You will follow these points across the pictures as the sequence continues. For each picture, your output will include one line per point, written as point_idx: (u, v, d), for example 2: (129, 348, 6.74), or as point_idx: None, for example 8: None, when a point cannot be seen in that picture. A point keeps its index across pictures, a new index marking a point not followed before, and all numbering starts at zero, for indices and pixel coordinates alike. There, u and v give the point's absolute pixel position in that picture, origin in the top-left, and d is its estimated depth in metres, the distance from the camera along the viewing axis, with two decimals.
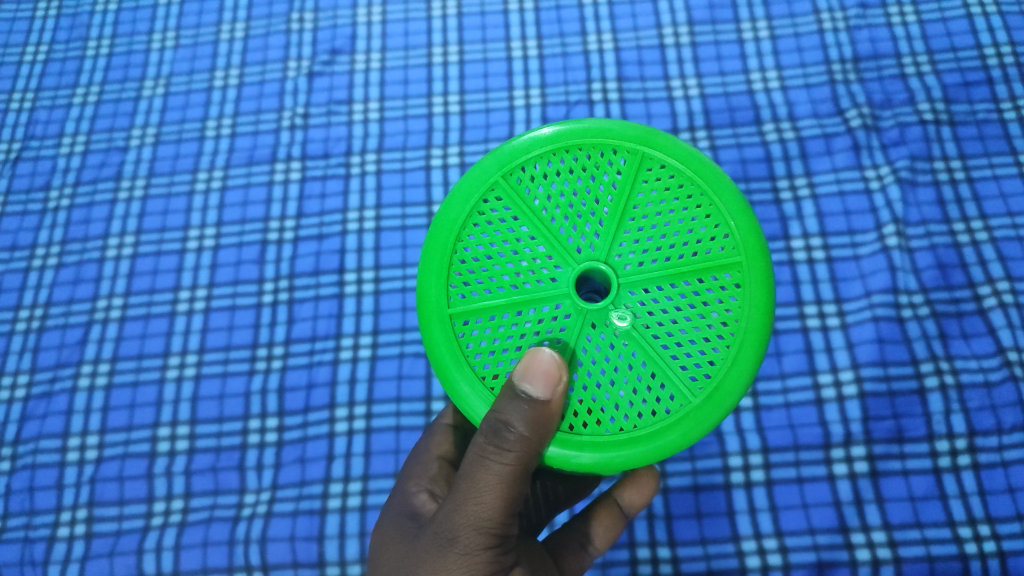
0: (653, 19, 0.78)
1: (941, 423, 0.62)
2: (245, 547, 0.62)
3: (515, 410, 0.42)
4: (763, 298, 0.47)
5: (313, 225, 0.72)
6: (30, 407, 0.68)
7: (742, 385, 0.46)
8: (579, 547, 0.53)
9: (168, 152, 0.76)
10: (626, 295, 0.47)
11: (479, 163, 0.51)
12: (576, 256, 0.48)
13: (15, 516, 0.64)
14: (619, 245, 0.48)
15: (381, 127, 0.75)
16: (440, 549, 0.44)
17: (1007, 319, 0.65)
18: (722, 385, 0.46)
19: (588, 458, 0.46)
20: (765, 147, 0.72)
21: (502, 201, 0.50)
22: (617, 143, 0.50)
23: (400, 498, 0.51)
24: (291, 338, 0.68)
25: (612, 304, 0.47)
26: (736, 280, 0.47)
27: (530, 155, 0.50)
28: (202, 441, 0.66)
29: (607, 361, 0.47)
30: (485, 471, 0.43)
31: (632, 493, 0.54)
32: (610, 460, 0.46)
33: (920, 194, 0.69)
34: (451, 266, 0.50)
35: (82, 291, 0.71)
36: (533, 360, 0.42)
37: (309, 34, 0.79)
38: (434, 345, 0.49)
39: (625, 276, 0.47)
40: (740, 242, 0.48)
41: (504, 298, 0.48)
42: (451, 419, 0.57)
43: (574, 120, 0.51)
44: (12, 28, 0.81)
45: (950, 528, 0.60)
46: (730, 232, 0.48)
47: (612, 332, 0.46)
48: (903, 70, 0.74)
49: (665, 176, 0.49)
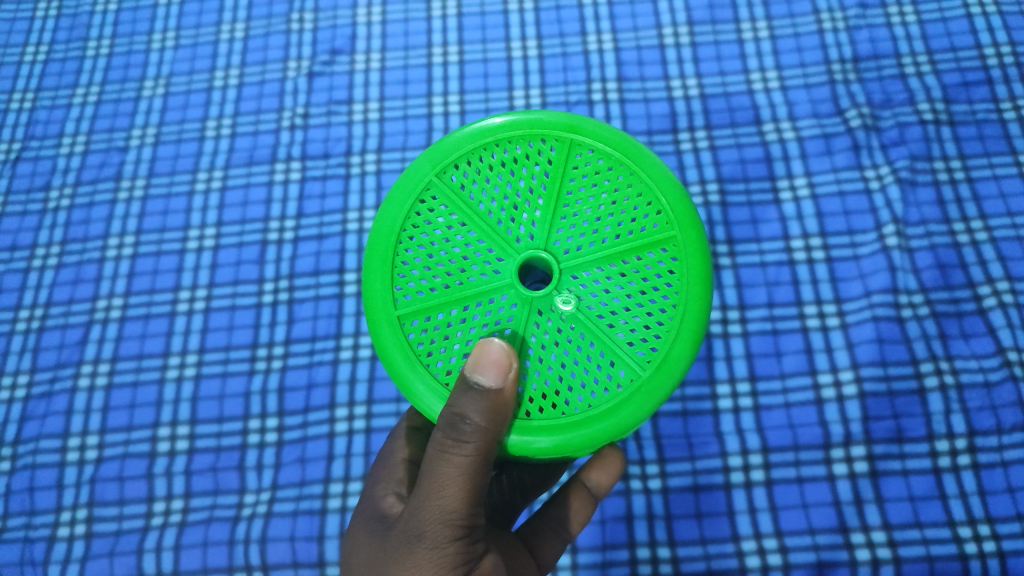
0: (653, 19, 0.78)
1: (941, 422, 0.62)
2: (245, 547, 0.62)
3: (469, 402, 0.42)
4: (701, 268, 0.48)
5: (313, 225, 0.72)
6: (30, 407, 0.68)
7: (688, 354, 0.47)
8: (554, 532, 0.53)
9: (168, 152, 0.76)
10: (569, 280, 0.47)
11: (413, 165, 0.51)
12: (517, 247, 0.48)
13: (15, 516, 0.64)
14: (558, 231, 0.48)
15: (381, 127, 0.75)
16: (408, 546, 0.43)
17: (1007, 318, 0.65)
18: (670, 356, 0.46)
19: (546, 443, 0.46)
20: (764, 147, 0.72)
21: (440, 200, 0.50)
22: (544, 131, 0.50)
23: (368, 502, 0.51)
24: (291, 338, 0.68)
25: (556, 289, 0.47)
26: (672, 253, 0.48)
27: (461, 151, 0.50)
28: (202, 441, 0.66)
29: (557, 346, 0.47)
30: (446, 464, 0.42)
31: (598, 474, 0.54)
32: (567, 443, 0.46)
33: (920, 194, 0.70)
34: (395, 268, 0.50)
35: (83, 291, 0.71)
36: (483, 351, 0.42)
37: (309, 34, 0.79)
38: (383, 347, 0.49)
39: (567, 260, 0.47)
40: (672, 216, 0.48)
41: (451, 294, 0.48)
42: (410, 422, 0.56)
43: (503, 113, 0.51)
44: (11, 28, 0.81)
45: (950, 528, 0.60)
46: (662, 207, 0.49)
47: (558, 317, 0.47)
48: (903, 70, 0.74)
49: (595, 160, 0.50)
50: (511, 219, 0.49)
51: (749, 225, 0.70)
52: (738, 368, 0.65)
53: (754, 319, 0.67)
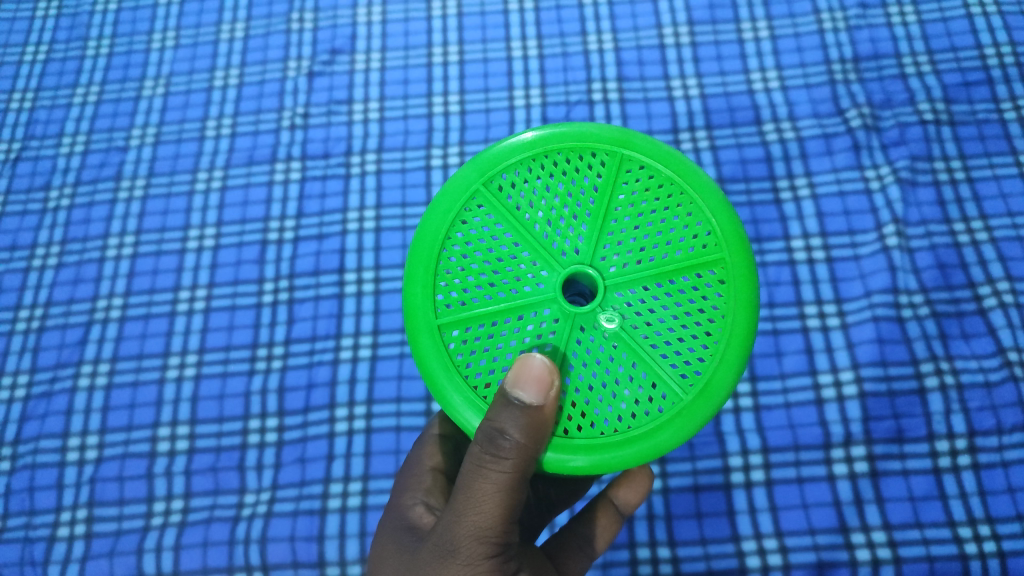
0: (653, 19, 0.78)
1: (941, 423, 0.62)
2: (245, 547, 0.62)
3: (509, 417, 0.42)
4: (747, 291, 0.47)
5: (313, 225, 0.72)
6: (30, 407, 0.68)
7: (732, 378, 0.46)
8: (580, 549, 0.53)
9: (168, 152, 0.76)
10: (613, 297, 0.47)
11: (458, 173, 0.51)
12: (562, 260, 0.48)
13: (15, 516, 0.64)
14: (604, 247, 0.48)
15: (381, 127, 0.75)
16: (440, 560, 0.43)
17: (1007, 319, 0.65)
18: (714, 379, 0.46)
19: (583, 461, 0.46)
20: (765, 148, 0.72)
21: (484, 208, 0.50)
22: (596, 146, 0.50)
23: (395, 511, 0.51)
24: (291, 338, 0.68)
25: (601, 306, 0.47)
26: (720, 276, 0.48)
27: (510, 162, 0.50)
28: (202, 441, 0.66)
29: (598, 363, 0.46)
30: (482, 480, 0.42)
31: (626, 491, 0.55)
32: (605, 462, 0.46)
33: (920, 194, 0.69)
34: (436, 276, 0.49)
35: (83, 291, 0.71)
36: (525, 366, 0.42)
37: (309, 34, 0.79)
38: (423, 356, 0.49)
39: (612, 277, 0.47)
40: (721, 237, 0.48)
41: (493, 306, 0.48)
42: (440, 430, 0.56)
43: (552, 125, 0.51)
44: (11, 28, 0.81)
45: (950, 528, 0.60)
46: (711, 228, 0.48)
47: (601, 334, 0.46)
48: (903, 70, 0.74)
49: (644, 176, 0.50)
50: (556, 232, 0.48)
51: (749, 225, 0.70)
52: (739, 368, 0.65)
53: None
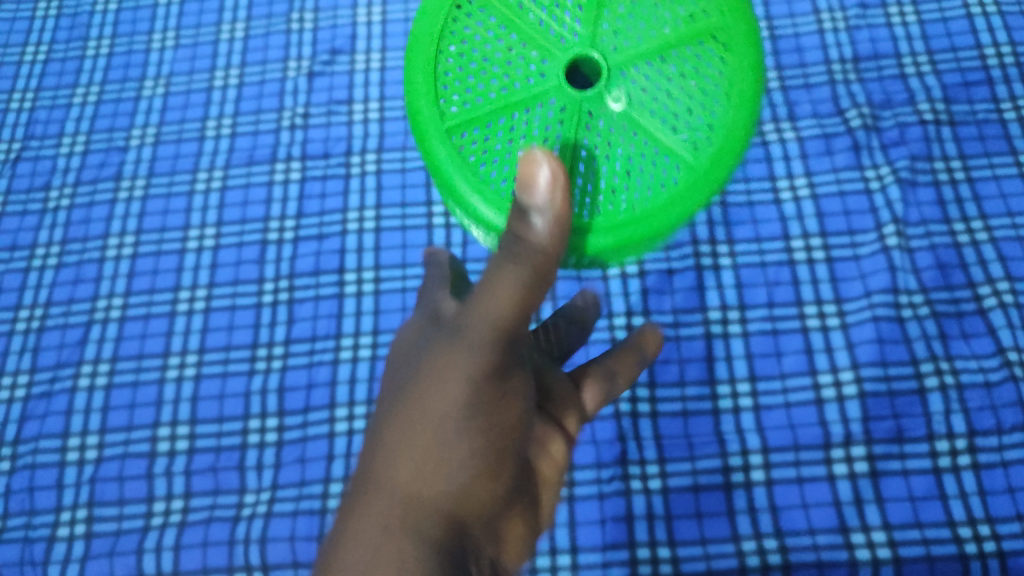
0: None
1: (941, 423, 0.62)
2: (246, 547, 0.62)
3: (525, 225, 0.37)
4: (752, 79, 0.51)
5: (313, 225, 0.72)
6: (30, 406, 0.68)
7: (707, 191, 0.51)
8: (604, 377, 0.52)
9: (169, 152, 0.76)
10: (602, 163, 0.51)
11: (418, 98, 0.52)
12: (556, 162, 0.51)
13: (16, 516, 0.64)
14: (586, 129, 0.51)
15: (380, 127, 0.75)
16: (450, 341, 0.40)
17: (1007, 319, 0.65)
18: (689, 189, 0.51)
19: (608, 240, 0.51)
20: (765, 147, 0.72)
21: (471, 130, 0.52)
22: (599, 62, 0.51)
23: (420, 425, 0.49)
24: (291, 338, 0.68)
25: (583, 159, 0.51)
26: (714, 44, 0.52)
27: (517, 80, 0.51)
28: (202, 441, 0.66)
29: (603, 211, 0.52)
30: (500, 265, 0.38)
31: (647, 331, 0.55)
32: (625, 236, 0.51)
33: (920, 194, 0.70)
34: (458, 196, 0.52)
35: (83, 290, 0.71)
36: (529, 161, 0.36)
37: (309, 34, 0.79)
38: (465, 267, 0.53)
39: (597, 134, 0.51)
40: (699, 7, 0.52)
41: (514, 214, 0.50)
42: None
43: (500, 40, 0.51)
44: (11, 27, 0.82)
45: (949, 528, 0.60)
46: (679, 17, 0.52)
47: (594, 209, 0.52)
48: (904, 70, 0.74)
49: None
50: (548, 144, 0.51)
51: (749, 225, 0.70)
52: (739, 368, 0.65)
53: (753, 319, 0.67)
